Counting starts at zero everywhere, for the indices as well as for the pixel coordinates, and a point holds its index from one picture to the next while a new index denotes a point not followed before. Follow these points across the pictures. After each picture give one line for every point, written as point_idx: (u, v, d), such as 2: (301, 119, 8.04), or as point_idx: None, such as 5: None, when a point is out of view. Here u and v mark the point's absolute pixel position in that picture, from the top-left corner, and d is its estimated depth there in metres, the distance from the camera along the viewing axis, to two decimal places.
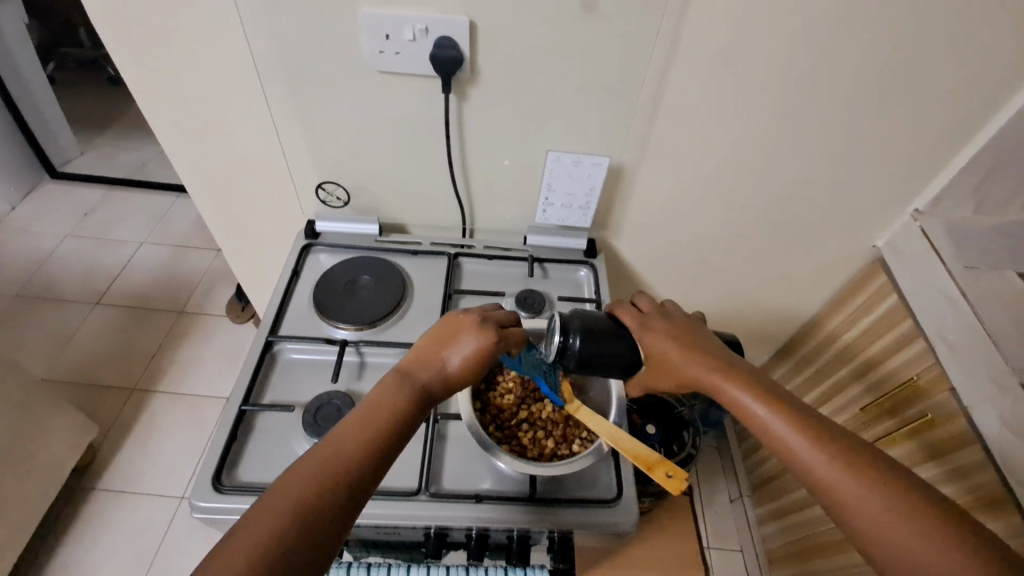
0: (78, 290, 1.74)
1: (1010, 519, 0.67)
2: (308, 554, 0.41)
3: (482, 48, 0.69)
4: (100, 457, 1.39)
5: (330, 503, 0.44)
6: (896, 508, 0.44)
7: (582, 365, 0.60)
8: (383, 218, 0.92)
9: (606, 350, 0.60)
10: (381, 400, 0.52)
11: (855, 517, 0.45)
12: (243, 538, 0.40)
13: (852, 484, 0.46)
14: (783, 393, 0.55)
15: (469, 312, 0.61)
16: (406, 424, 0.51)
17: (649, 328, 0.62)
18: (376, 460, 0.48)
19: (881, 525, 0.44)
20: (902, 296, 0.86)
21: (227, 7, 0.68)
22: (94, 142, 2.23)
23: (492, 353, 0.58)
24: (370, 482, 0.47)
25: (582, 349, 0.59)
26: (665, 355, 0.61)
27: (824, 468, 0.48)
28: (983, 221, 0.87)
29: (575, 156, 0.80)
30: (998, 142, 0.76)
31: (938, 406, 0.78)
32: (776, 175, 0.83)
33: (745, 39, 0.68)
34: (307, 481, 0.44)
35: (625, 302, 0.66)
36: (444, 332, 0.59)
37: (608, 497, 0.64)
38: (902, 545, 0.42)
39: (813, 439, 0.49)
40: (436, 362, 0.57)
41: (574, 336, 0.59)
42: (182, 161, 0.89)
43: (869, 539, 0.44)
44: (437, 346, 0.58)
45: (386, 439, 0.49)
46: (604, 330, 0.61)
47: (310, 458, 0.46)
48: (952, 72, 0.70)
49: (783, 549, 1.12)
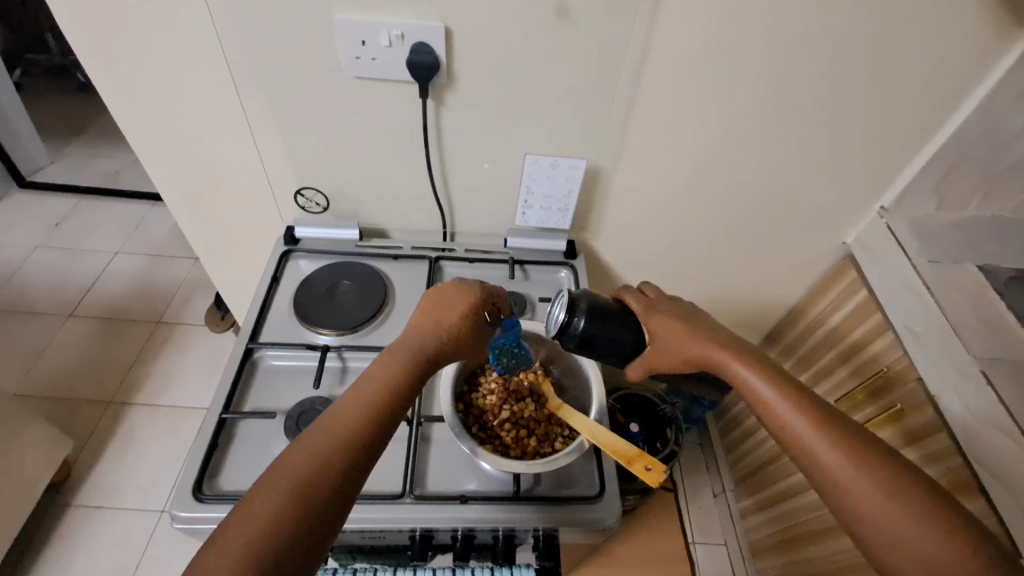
0: (50, 302, 1.69)
1: (975, 502, 0.69)
2: (302, 549, 0.41)
3: (458, 53, 0.70)
4: (76, 473, 1.36)
5: (321, 494, 0.43)
6: (882, 487, 0.45)
7: (583, 345, 0.60)
8: (363, 223, 0.92)
9: (611, 331, 0.60)
10: (369, 381, 0.51)
11: (840, 492, 0.47)
12: (246, 521, 0.40)
13: (849, 468, 0.47)
14: (790, 379, 0.55)
15: (456, 285, 0.61)
16: (398, 405, 0.51)
17: (654, 311, 0.64)
18: (367, 446, 0.47)
19: (864, 502, 0.45)
20: (871, 291, 0.89)
21: (198, 13, 0.67)
22: (65, 150, 2.18)
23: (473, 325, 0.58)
24: (361, 471, 0.46)
25: (586, 329, 0.59)
26: (671, 335, 0.61)
27: (825, 451, 0.48)
28: (946, 216, 0.90)
29: (552, 159, 0.82)
30: (955, 141, 0.79)
31: (908, 395, 0.81)
32: (749, 173, 0.85)
33: (716, 42, 0.70)
34: (297, 469, 0.43)
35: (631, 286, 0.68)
36: (430, 310, 0.59)
37: (590, 494, 0.65)
38: (882, 519, 0.44)
39: (809, 418, 0.51)
40: (427, 338, 0.56)
41: (580, 316, 0.59)
42: (156, 168, 0.88)
43: (863, 521, 0.45)
44: (426, 323, 0.58)
45: (376, 423, 0.48)
46: (611, 312, 0.61)
47: (308, 438, 0.46)
48: (912, 74, 0.73)
49: (765, 540, 1.15)
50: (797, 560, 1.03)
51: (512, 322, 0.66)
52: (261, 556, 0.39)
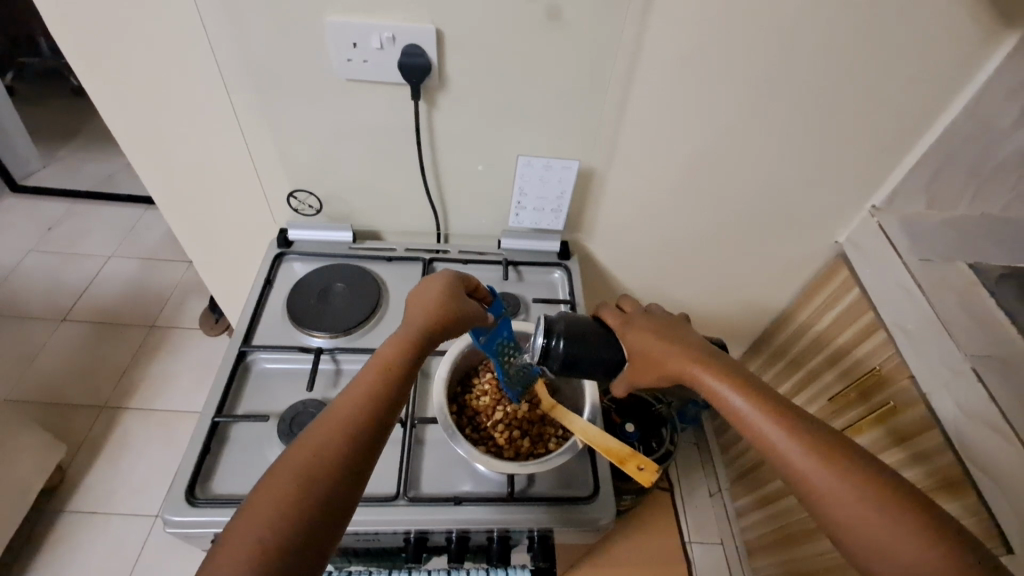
0: (43, 307, 1.68)
1: (965, 499, 0.70)
2: (306, 549, 0.41)
3: (449, 55, 0.70)
4: (69, 478, 1.35)
5: (319, 493, 0.43)
6: (860, 492, 0.45)
7: (565, 366, 0.63)
8: (356, 226, 0.92)
9: (590, 353, 0.63)
10: (363, 377, 0.50)
11: (819, 498, 0.47)
12: (247, 526, 0.40)
13: (827, 476, 0.47)
14: (762, 386, 0.55)
15: (439, 274, 0.61)
16: (394, 397, 0.50)
17: (630, 327, 0.66)
18: (362, 441, 0.46)
19: (843, 510, 0.45)
20: (863, 289, 0.89)
21: (188, 15, 0.67)
22: (57, 154, 2.17)
23: (455, 313, 0.58)
24: (362, 467, 0.46)
25: (566, 351, 0.62)
26: (646, 348, 0.62)
27: (802, 462, 0.48)
28: (936, 216, 0.90)
29: (544, 160, 0.82)
30: (944, 140, 0.80)
31: (900, 393, 0.81)
32: (742, 173, 0.85)
33: (707, 43, 0.70)
34: (293, 470, 0.43)
35: (608, 304, 0.70)
36: (419, 302, 0.58)
37: (585, 494, 0.65)
38: (863, 526, 0.44)
39: (785, 426, 0.50)
40: (418, 328, 0.55)
41: (558, 338, 0.62)
42: (148, 171, 0.87)
43: (845, 530, 0.45)
44: (412, 314, 0.57)
45: (370, 418, 0.48)
46: (588, 332, 0.64)
47: (304, 439, 0.45)
48: (901, 74, 0.73)
49: (762, 538, 1.15)
50: (795, 558, 1.03)
51: (500, 307, 0.66)
52: (263, 558, 0.39)
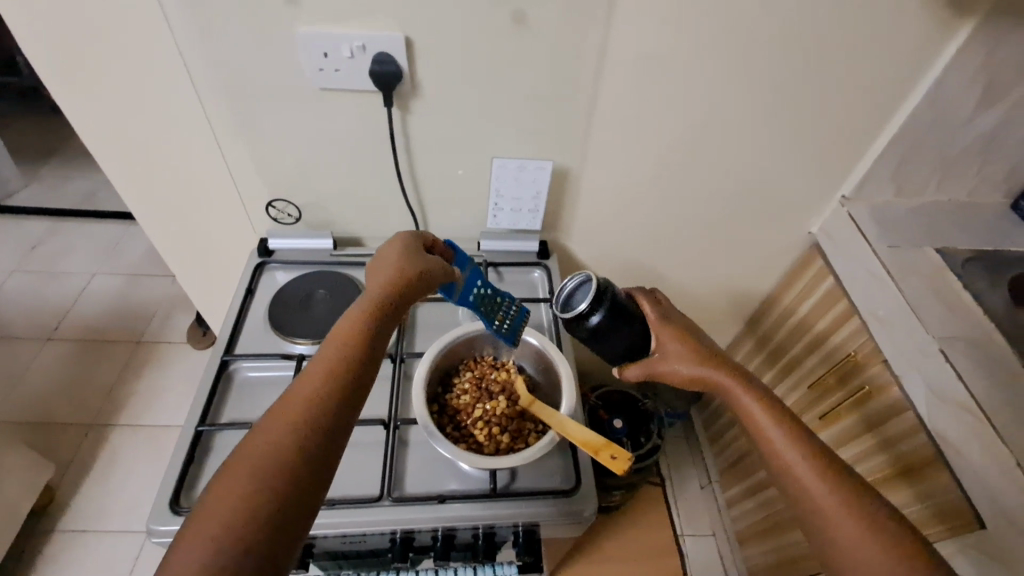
0: (26, 327, 1.67)
1: (935, 479, 0.72)
2: (275, 536, 0.41)
3: (421, 61, 0.71)
4: (58, 497, 1.34)
5: (287, 471, 0.43)
6: (845, 498, 0.49)
7: (590, 337, 0.66)
8: (337, 233, 0.93)
9: (624, 328, 0.65)
10: (321, 360, 0.50)
11: (805, 498, 0.51)
12: (213, 512, 0.40)
13: (816, 480, 0.51)
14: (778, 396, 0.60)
15: (395, 247, 0.62)
16: (356, 371, 0.50)
17: (663, 318, 0.69)
18: (327, 418, 0.47)
19: (826, 510, 0.49)
20: (837, 278, 0.92)
21: (160, 30, 0.68)
22: (39, 173, 2.16)
23: (413, 282, 0.59)
24: (330, 443, 0.46)
25: (598, 325, 0.64)
26: (672, 343, 0.66)
27: (797, 463, 0.52)
28: (904, 203, 0.93)
29: (519, 162, 0.83)
30: (906, 130, 0.82)
31: (872, 378, 0.83)
32: (714, 167, 0.87)
33: (670, 43, 0.72)
34: (258, 454, 0.43)
35: (645, 289, 0.73)
36: (378, 275, 0.59)
37: (566, 488, 0.66)
38: (840, 525, 0.48)
39: (791, 432, 0.55)
40: (377, 303, 0.55)
41: (599, 312, 0.64)
42: (126, 186, 0.88)
43: (824, 525, 0.49)
44: (371, 287, 0.58)
45: (334, 394, 0.48)
46: (628, 311, 0.66)
47: (268, 423, 0.45)
48: (860, 67, 0.75)
49: (748, 528, 1.16)
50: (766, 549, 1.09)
51: (462, 262, 0.71)
52: (233, 540, 0.39)
